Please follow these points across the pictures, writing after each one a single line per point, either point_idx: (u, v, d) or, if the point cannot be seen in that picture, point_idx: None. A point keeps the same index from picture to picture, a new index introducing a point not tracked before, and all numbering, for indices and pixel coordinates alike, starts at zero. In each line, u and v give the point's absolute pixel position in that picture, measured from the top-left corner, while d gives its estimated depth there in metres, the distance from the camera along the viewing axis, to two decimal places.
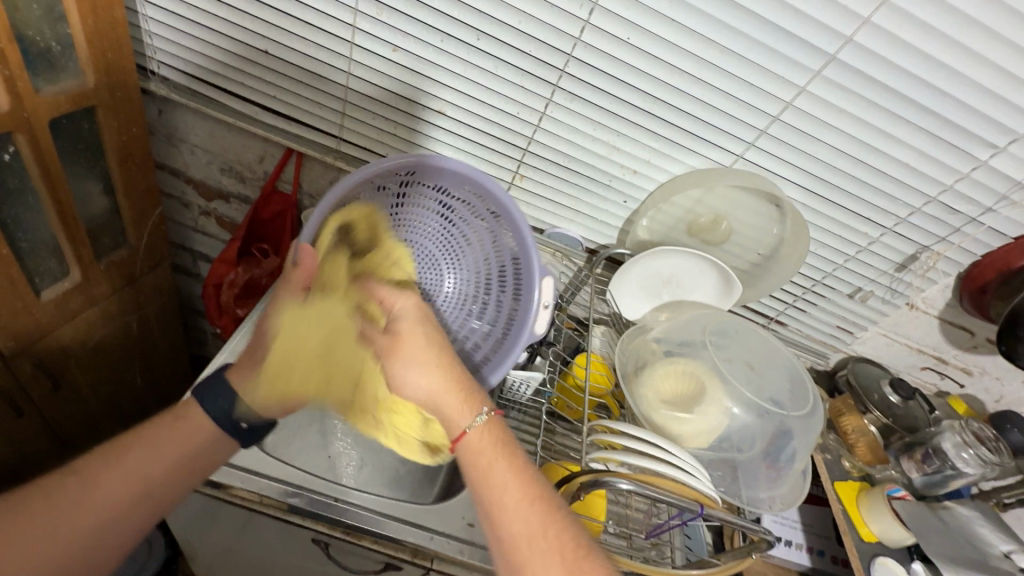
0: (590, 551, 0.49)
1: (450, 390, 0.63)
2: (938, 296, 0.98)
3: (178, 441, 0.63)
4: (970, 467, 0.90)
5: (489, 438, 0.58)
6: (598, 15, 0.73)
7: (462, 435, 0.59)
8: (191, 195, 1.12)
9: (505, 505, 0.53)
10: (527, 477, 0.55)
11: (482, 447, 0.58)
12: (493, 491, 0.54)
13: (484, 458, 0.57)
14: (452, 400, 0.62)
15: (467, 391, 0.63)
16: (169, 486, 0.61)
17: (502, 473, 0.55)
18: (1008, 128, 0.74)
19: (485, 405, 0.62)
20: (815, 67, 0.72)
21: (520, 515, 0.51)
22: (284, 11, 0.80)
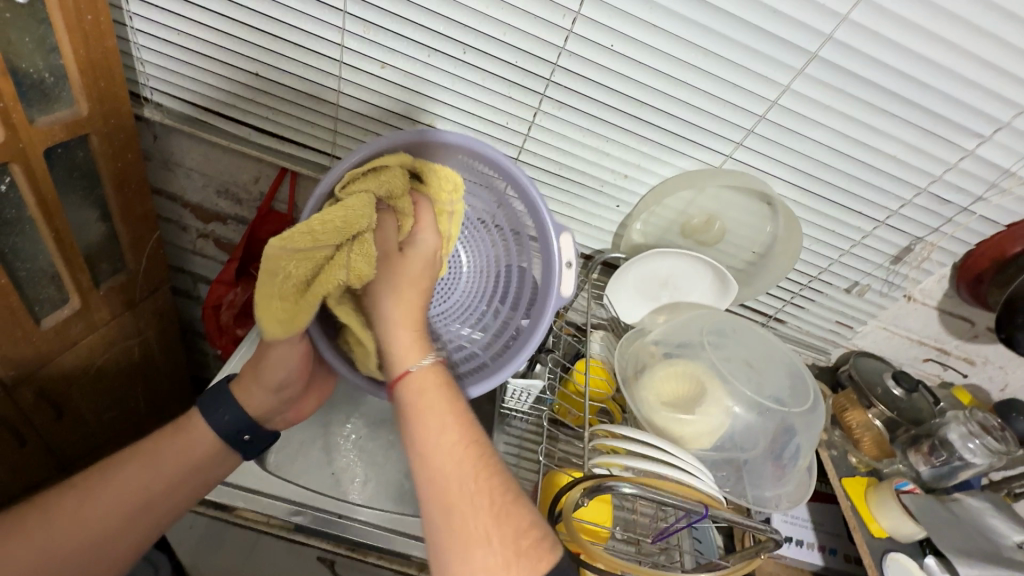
0: (518, 497, 0.52)
1: (404, 330, 0.62)
2: (935, 287, 0.98)
3: (174, 456, 0.68)
4: (978, 458, 0.89)
5: (431, 380, 0.58)
6: (581, 24, 0.74)
7: (402, 376, 0.59)
8: (188, 218, 1.13)
9: (435, 451, 0.54)
10: (464, 426, 0.56)
11: (422, 389, 0.58)
12: (424, 435, 0.55)
13: (418, 400, 0.57)
14: (406, 342, 0.62)
15: (417, 334, 0.62)
16: (168, 501, 0.67)
17: (439, 418, 0.56)
18: (992, 117, 0.75)
19: (427, 353, 0.61)
20: (798, 66, 0.73)
21: (452, 462, 0.53)
22: (272, 34, 0.82)
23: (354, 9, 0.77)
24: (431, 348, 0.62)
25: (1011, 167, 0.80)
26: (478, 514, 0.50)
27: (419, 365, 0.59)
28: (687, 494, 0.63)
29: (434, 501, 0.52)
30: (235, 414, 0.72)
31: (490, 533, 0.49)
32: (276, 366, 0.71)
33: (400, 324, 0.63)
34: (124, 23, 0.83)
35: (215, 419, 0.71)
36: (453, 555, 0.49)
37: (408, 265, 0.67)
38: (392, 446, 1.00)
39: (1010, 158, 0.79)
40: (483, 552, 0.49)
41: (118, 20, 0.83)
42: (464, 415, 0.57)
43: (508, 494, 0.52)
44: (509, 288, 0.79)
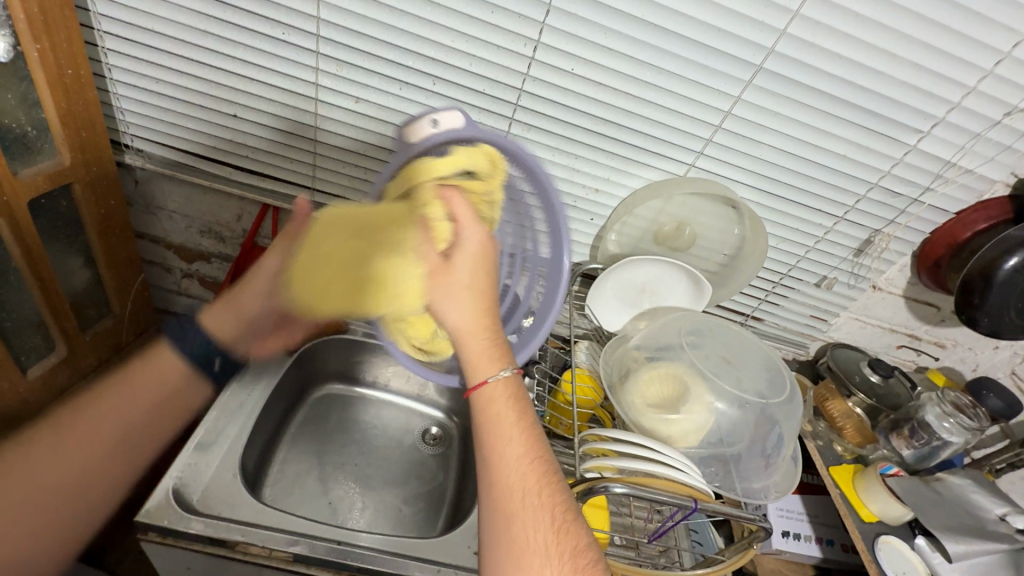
0: (577, 517, 0.52)
1: (471, 341, 0.58)
2: (898, 276, 1.03)
3: (154, 378, 0.70)
4: (954, 436, 0.93)
5: (506, 395, 0.57)
6: (542, 51, 0.79)
7: (479, 384, 0.57)
8: (172, 260, 1.14)
9: (506, 464, 0.54)
10: (532, 438, 0.56)
11: (496, 400, 0.57)
12: (496, 447, 0.55)
13: (495, 414, 0.56)
14: (473, 353, 0.58)
15: (488, 346, 0.59)
16: (142, 440, 0.67)
17: (511, 433, 0.56)
18: (928, 114, 0.80)
19: (504, 365, 0.58)
20: (746, 78, 0.79)
21: (521, 482, 0.53)
22: (249, 77, 0.85)
23: (327, 49, 0.81)
24: (508, 357, 0.59)
25: (952, 158, 0.86)
26: (538, 530, 0.51)
27: (495, 375, 0.57)
28: (678, 488, 0.66)
29: (498, 511, 0.52)
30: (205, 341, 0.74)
31: (548, 548, 0.50)
32: (254, 296, 0.77)
33: (472, 336, 0.58)
34: (103, 75, 0.86)
35: (184, 344, 0.73)
36: (507, 562, 0.50)
37: (454, 275, 0.59)
38: (388, 472, 1.00)
39: (950, 150, 0.85)
40: (539, 562, 0.49)
41: (97, 72, 0.86)
42: (534, 430, 0.56)
43: (568, 508, 0.52)
44: (511, 308, 0.80)
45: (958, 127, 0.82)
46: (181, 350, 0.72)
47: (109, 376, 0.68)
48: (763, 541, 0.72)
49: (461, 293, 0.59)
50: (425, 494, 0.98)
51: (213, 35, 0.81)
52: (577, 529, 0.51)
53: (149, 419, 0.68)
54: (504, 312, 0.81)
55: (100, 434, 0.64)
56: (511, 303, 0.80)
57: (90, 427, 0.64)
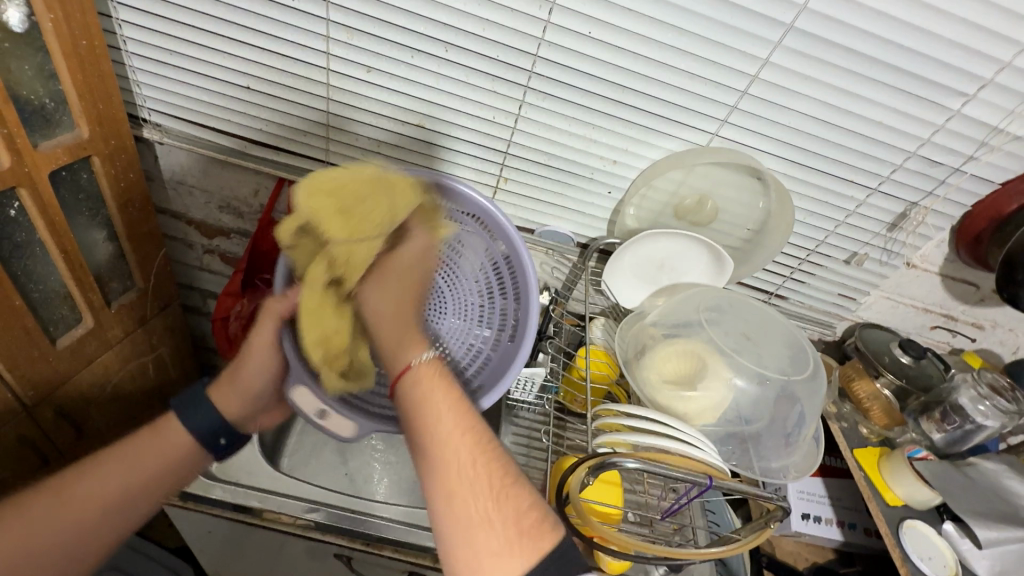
0: (516, 479, 0.51)
1: (400, 326, 0.65)
2: (935, 252, 0.98)
3: (151, 454, 0.68)
4: (990, 420, 0.88)
5: (432, 372, 0.58)
6: (558, 14, 0.76)
7: (403, 369, 0.59)
8: (193, 235, 1.16)
9: (439, 438, 0.52)
10: (460, 407, 0.55)
11: (424, 379, 0.58)
12: (426, 421, 0.54)
13: (419, 392, 0.56)
14: (400, 339, 0.63)
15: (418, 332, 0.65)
16: (134, 512, 0.65)
17: (440, 407, 0.55)
18: (976, 75, 0.74)
19: (426, 350, 0.61)
20: (775, 38, 0.74)
21: (456, 456, 0.51)
22: (260, 47, 0.84)
23: (336, 16, 0.79)
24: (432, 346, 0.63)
25: (1000, 124, 0.80)
26: (478, 498, 0.49)
27: (416, 360, 0.59)
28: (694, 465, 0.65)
29: (435, 486, 0.50)
30: (213, 418, 0.72)
31: (490, 514, 0.48)
32: (253, 373, 0.76)
33: (399, 322, 0.65)
34: (118, 48, 0.86)
35: (196, 419, 0.71)
36: (454, 536, 0.48)
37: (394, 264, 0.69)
38: (403, 445, 1.01)
39: (997, 115, 0.79)
40: (484, 533, 0.47)
41: (113, 44, 0.86)
42: (462, 402, 0.56)
43: (505, 473, 0.51)
44: (491, 282, 0.81)
45: (1008, 90, 0.76)
46: (193, 424, 0.71)
47: (126, 443, 0.67)
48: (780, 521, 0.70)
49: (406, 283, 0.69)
50: None
51: (223, 3, 0.79)
52: (517, 491, 0.50)
53: (128, 502, 0.64)
54: (488, 294, 0.82)
55: (77, 513, 0.61)
56: (484, 281, 0.82)
57: (95, 494, 0.62)
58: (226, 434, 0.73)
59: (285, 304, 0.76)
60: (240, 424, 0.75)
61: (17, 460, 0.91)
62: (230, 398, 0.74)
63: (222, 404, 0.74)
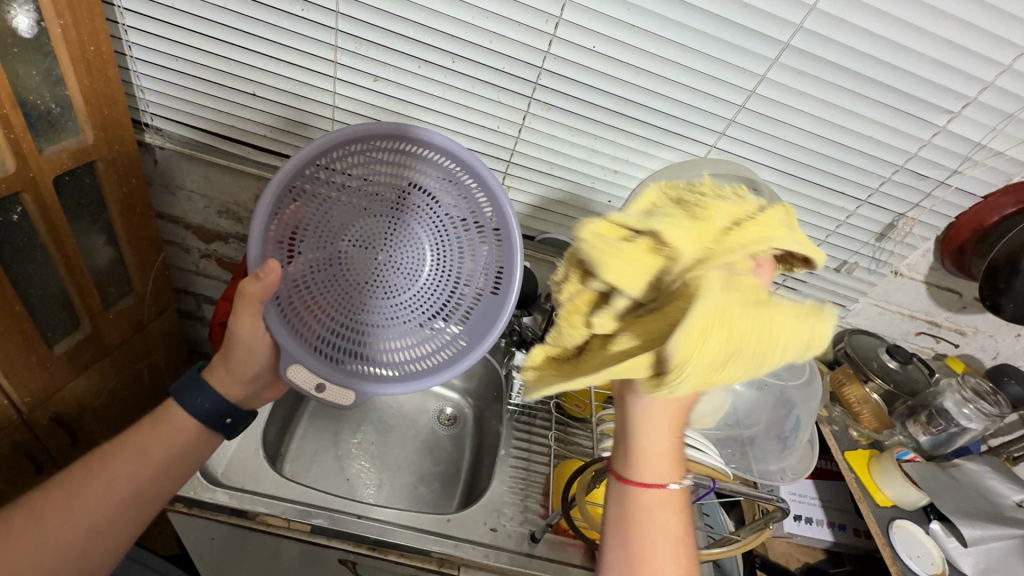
0: None
1: (660, 432, 0.52)
2: (921, 261, 1.02)
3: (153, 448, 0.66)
4: (973, 423, 0.92)
5: (675, 499, 0.51)
6: (563, 28, 0.78)
7: (654, 480, 0.51)
8: (191, 240, 1.15)
9: (655, 549, 0.50)
10: (687, 533, 0.51)
11: (664, 507, 0.51)
12: (649, 527, 0.50)
13: (657, 509, 0.51)
14: (654, 453, 0.51)
15: (672, 448, 0.52)
16: (148, 500, 0.65)
17: (666, 523, 0.51)
18: (960, 94, 0.78)
19: (684, 474, 0.52)
20: (772, 55, 0.77)
21: (664, 567, 0.49)
22: (267, 54, 0.84)
23: (345, 26, 0.80)
24: (682, 463, 0.53)
25: (983, 139, 0.83)
26: None
27: (669, 485, 0.51)
28: (698, 468, 0.67)
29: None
30: (213, 401, 0.69)
31: None
32: (244, 358, 0.68)
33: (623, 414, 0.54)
34: (123, 53, 0.86)
35: (193, 405, 0.68)
36: None
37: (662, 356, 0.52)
38: (405, 450, 1.01)
39: (980, 131, 0.83)
40: None
41: (117, 49, 0.86)
42: (689, 527, 0.52)
43: None
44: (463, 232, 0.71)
45: (990, 108, 0.80)
46: (190, 409, 0.68)
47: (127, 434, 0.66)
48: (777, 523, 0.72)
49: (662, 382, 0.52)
50: (440, 473, 1.00)
51: (232, 11, 0.80)
52: None
53: (135, 496, 0.64)
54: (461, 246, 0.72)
55: (86, 509, 0.61)
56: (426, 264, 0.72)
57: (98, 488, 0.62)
58: (230, 413, 0.70)
59: (265, 287, 0.62)
60: (241, 400, 0.72)
61: (10, 467, 0.90)
62: (223, 380, 0.70)
63: (222, 388, 0.70)
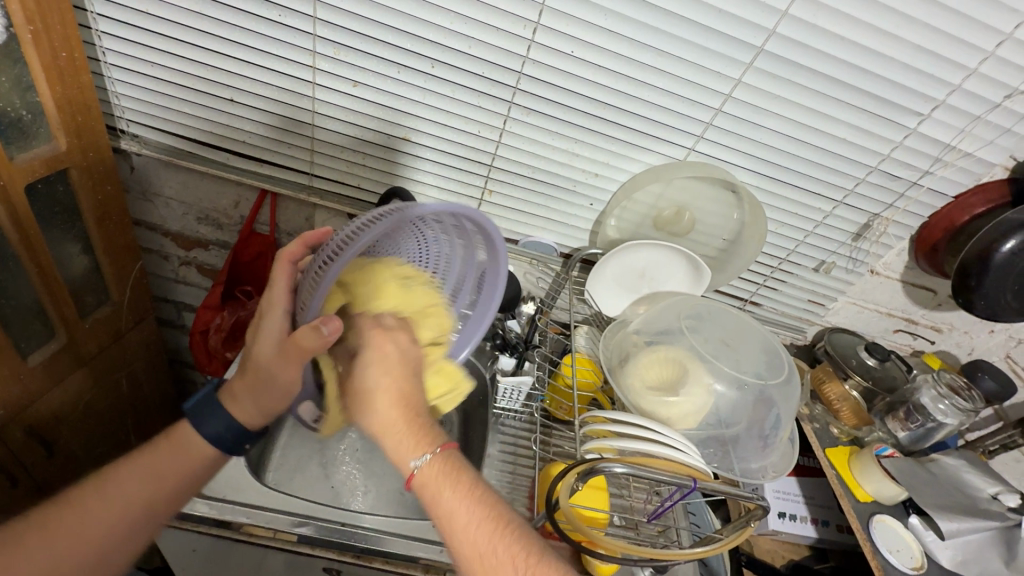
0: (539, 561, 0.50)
1: (397, 426, 0.56)
2: (896, 260, 1.04)
3: (161, 466, 0.63)
4: (949, 418, 0.95)
5: (438, 472, 0.54)
6: (541, 34, 0.78)
7: (412, 473, 0.54)
8: (170, 247, 1.14)
9: (458, 536, 0.52)
10: (477, 496, 0.54)
11: (432, 485, 0.54)
12: (446, 526, 0.52)
13: (437, 499, 0.53)
14: (397, 440, 0.56)
15: (410, 422, 0.57)
16: (149, 523, 0.62)
17: (459, 515, 0.52)
18: (929, 96, 0.80)
19: (423, 450, 0.55)
20: (746, 60, 0.78)
21: (471, 537, 0.51)
22: (245, 60, 0.84)
23: (323, 31, 0.80)
24: (430, 436, 0.57)
25: (952, 141, 0.86)
26: None
27: (417, 465, 0.54)
28: (678, 468, 0.68)
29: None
30: (229, 426, 0.65)
31: None
32: (273, 390, 0.64)
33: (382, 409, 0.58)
34: (97, 59, 0.85)
35: (208, 428, 0.65)
36: None
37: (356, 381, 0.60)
38: (390, 456, 1.01)
39: (949, 133, 0.85)
40: None
41: (91, 55, 0.85)
42: (479, 493, 0.54)
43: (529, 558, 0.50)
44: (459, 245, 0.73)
45: (959, 110, 0.82)
46: (206, 433, 0.65)
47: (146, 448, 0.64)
48: (759, 520, 0.73)
49: (393, 368, 0.60)
50: None
51: (208, 16, 0.79)
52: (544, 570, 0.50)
53: (138, 516, 0.61)
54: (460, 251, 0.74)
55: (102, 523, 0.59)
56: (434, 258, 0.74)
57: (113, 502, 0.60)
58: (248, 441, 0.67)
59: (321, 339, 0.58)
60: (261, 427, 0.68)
61: None
62: (242, 408, 0.65)
63: (237, 412, 0.65)
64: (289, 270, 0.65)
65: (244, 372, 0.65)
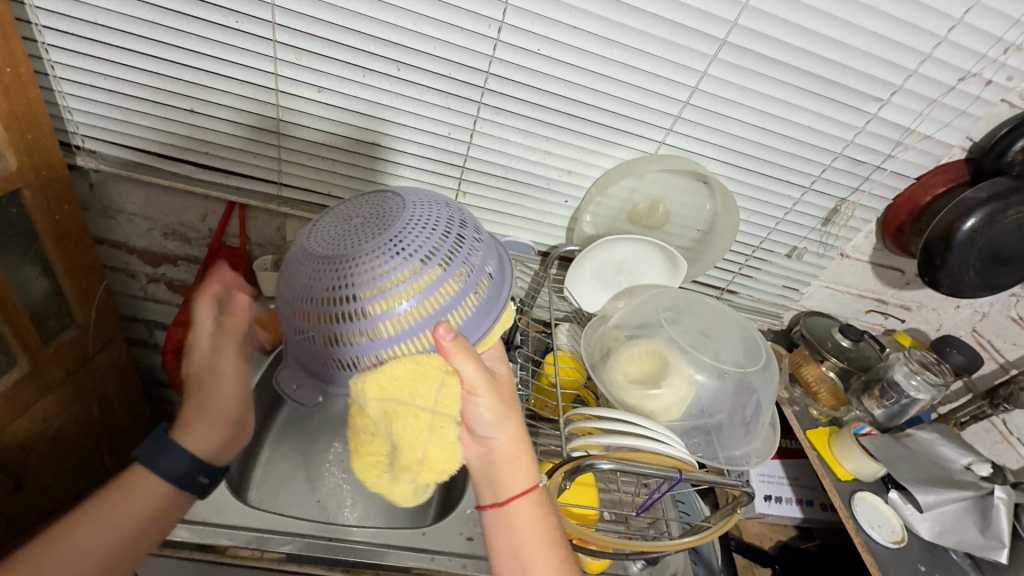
0: None
1: (516, 448, 0.58)
2: (864, 243, 1.07)
3: (130, 505, 0.59)
4: (922, 393, 0.97)
5: (540, 504, 0.59)
6: (506, 32, 0.78)
7: (520, 493, 0.58)
8: (136, 265, 1.10)
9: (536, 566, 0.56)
10: (558, 536, 0.59)
11: (525, 515, 0.58)
12: (530, 552, 0.56)
13: (532, 525, 0.57)
14: (510, 467, 0.58)
15: (526, 459, 0.59)
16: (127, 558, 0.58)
17: (543, 540, 0.57)
18: (887, 82, 0.82)
19: (538, 476, 0.60)
20: (711, 52, 0.79)
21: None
22: (203, 68, 0.81)
23: (283, 36, 0.78)
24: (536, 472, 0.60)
25: (911, 124, 0.88)
26: None
27: (527, 493, 0.58)
28: (664, 461, 0.68)
29: None
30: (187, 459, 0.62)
31: None
32: (224, 393, 0.65)
33: (505, 424, 0.58)
34: (45, 73, 0.81)
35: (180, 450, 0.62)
36: None
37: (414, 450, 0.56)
38: None
39: (908, 117, 0.87)
40: None
41: (39, 69, 0.81)
42: (559, 537, 0.59)
43: None
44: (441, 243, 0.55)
45: (916, 94, 0.84)
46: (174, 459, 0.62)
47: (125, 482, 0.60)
48: (744, 506, 0.74)
49: (512, 412, 0.59)
50: None
51: (161, 25, 0.77)
52: None
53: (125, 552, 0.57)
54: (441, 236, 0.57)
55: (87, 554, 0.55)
56: (441, 253, 0.55)
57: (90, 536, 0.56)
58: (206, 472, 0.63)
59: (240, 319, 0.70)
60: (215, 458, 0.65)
61: None
62: (196, 437, 0.63)
63: (194, 442, 0.63)
64: (211, 312, 0.70)
65: (189, 400, 0.65)
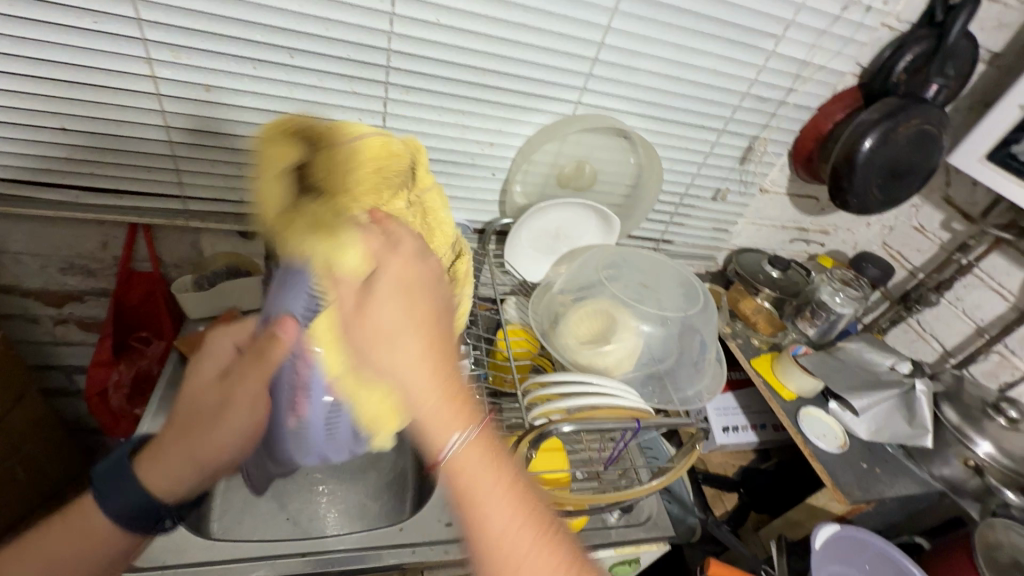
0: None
1: (423, 353, 0.42)
2: (780, 176, 1.12)
3: (75, 543, 0.52)
4: (846, 309, 1.06)
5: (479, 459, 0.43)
6: (401, 5, 0.74)
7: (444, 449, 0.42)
8: (35, 308, 0.99)
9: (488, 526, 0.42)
10: (503, 490, 0.43)
11: (468, 467, 0.42)
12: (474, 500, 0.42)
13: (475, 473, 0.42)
14: (426, 406, 0.42)
15: (441, 392, 0.42)
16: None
17: (476, 495, 0.43)
18: (779, 19, 0.85)
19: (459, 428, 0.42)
20: (611, 6, 0.79)
21: (512, 534, 0.41)
22: (66, 80, 0.72)
23: (154, 34, 0.70)
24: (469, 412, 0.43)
25: (806, 57, 0.92)
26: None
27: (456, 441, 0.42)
28: (619, 412, 0.70)
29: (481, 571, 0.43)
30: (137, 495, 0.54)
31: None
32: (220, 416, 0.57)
33: (381, 335, 0.42)
34: None
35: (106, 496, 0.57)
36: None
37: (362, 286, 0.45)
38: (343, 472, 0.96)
39: (803, 50, 0.91)
40: None
41: None
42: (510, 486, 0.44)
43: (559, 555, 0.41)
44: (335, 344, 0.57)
45: (807, 28, 0.88)
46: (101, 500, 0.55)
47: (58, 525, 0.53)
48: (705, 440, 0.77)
49: (414, 304, 0.43)
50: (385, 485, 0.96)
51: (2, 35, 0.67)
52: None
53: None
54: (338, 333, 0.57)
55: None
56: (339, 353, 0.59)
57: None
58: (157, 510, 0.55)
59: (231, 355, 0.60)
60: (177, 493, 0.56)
61: None
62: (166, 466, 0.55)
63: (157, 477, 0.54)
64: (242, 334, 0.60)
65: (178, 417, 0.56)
